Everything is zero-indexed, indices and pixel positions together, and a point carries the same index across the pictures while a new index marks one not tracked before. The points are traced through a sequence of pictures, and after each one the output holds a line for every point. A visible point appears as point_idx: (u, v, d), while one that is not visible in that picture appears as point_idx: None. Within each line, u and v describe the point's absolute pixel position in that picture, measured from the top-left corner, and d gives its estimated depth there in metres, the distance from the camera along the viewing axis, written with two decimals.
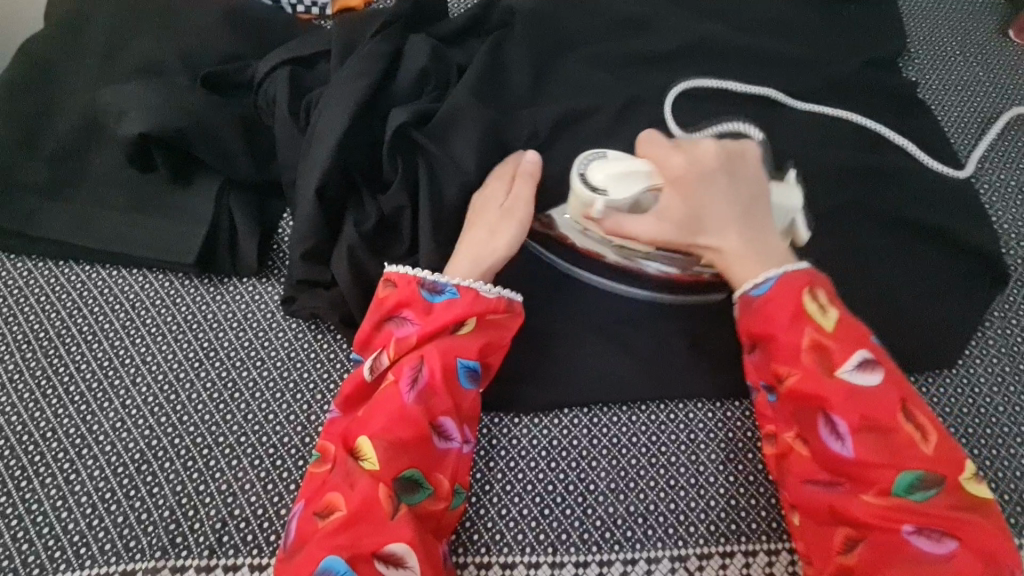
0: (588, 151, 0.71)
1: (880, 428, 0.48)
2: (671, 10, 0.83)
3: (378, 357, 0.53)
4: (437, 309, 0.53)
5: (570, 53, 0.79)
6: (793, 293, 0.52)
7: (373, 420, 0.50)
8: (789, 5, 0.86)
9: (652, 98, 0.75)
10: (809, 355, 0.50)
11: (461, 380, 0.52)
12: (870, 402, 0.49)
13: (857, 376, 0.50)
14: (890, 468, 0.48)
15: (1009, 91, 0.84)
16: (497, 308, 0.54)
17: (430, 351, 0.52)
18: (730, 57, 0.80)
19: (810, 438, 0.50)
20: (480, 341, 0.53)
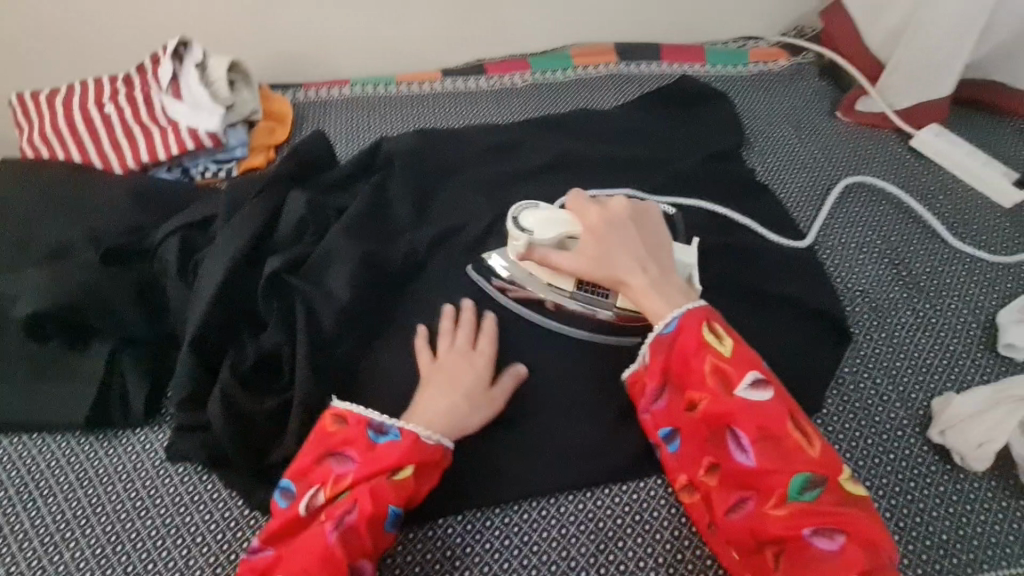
0: (461, 265, 0.80)
1: (774, 440, 0.57)
2: (535, 136, 0.98)
3: (313, 493, 0.57)
4: (379, 449, 0.58)
5: (447, 180, 0.90)
6: (689, 332, 0.61)
7: (303, 553, 0.54)
8: (638, 117, 1.00)
9: (519, 212, 0.86)
10: (711, 377, 0.59)
11: (388, 523, 0.56)
12: (765, 415, 0.57)
13: (750, 394, 0.58)
14: (786, 475, 0.56)
15: (840, 164, 0.96)
16: (432, 452, 0.59)
17: (364, 490, 0.56)
18: (589, 167, 0.93)
19: (724, 455, 0.58)
20: (411, 488, 0.57)
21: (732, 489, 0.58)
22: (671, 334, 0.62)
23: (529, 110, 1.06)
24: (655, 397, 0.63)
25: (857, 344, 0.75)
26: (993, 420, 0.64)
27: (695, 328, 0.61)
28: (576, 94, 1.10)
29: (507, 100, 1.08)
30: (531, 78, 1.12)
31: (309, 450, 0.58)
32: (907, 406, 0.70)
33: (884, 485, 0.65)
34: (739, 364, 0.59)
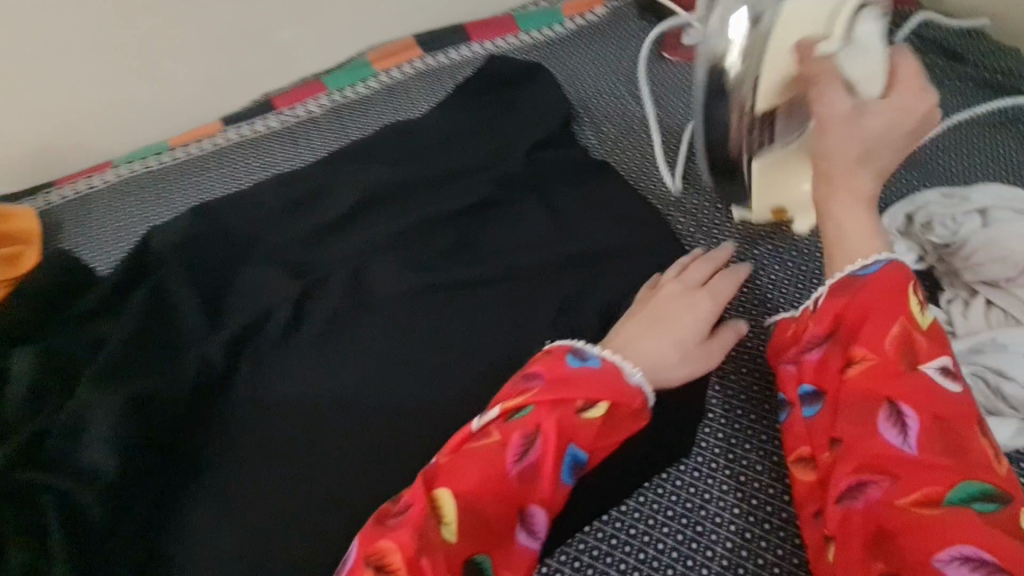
0: (272, 366, 0.67)
1: (950, 432, 0.44)
2: (338, 172, 0.83)
3: (523, 411, 0.52)
4: (573, 375, 0.54)
5: (241, 263, 0.75)
6: (896, 273, 0.50)
7: (476, 476, 0.50)
8: (452, 119, 0.88)
9: (332, 276, 0.73)
10: (894, 343, 0.48)
11: (566, 470, 0.53)
12: (944, 403, 0.45)
13: (937, 378, 0.46)
14: (953, 476, 0.43)
15: (680, 111, 0.86)
16: (631, 394, 0.55)
17: (549, 409, 0.52)
18: (406, 195, 0.80)
19: (868, 435, 0.46)
20: (594, 430, 0.53)
21: (849, 473, 0.46)
22: (866, 278, 0.51)
23: (333, 143, 0.91)
24: (813, 344, 0.53)
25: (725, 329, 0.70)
26: None
27: (903, 279, 0.49)
28: (383, 106, 0.95)
29: (305, 136, 0.92)
30: (328, 99, 0.96)
31: (517, 384, 0.55)
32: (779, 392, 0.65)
33: None
34: (936, 338, 0.48)
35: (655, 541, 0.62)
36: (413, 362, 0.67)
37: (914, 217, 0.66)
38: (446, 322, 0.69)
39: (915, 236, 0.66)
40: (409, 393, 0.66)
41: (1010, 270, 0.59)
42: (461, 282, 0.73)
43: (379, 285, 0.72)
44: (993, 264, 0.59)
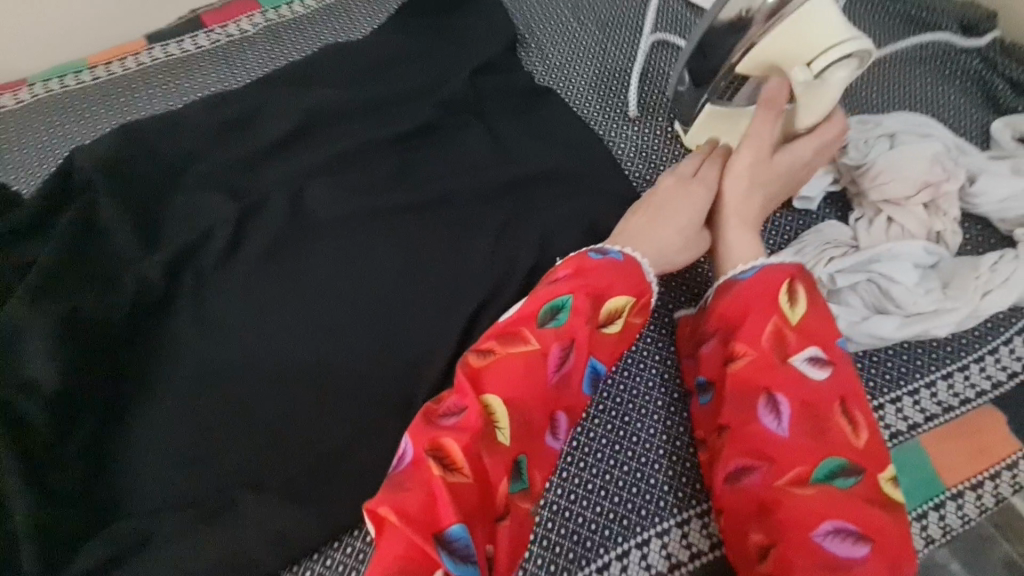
0: (213, 288, 0.67)
1: (815, 415, 0.52)
2: (275, 94, 0.80)
3: (556, 317, 0.55)
4: (614, 270, 0.59)
5: (175, 184, 0.73)
6: (768, 280, 0.58)
7: (510, 382, 0.52)
8: (395, 41, 0.85)
9: (273, 199, 0.72)
10: (769, 340, 0.55)
11: (587, 380, 0.57)
12: (813, 392, 0.53)
13: (807, 368, 0.54)
14: (820, 455, 0.50)
15: (627, 42, 0.87)
16: (646, 289, 0.61)
17: (583, 317, 0.56)
18: (348, 119, 0.79)
19: (752, 420, 0.53)
20: (613, 343, 0.59)
21: (736, 456, 0.53)
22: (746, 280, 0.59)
23: (269, 62, 0.87)
24: (706, 340, 0.61)
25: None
26: None
27: (778, 282, 0.57)
28: (323, 26, 0.91)
29: (239, 55, 0.87)
30: (262, 17, 0.91)
31: (552, 284, 0.58)
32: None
33: None
34: (804, 334, 0.55)
35: (602, 422, 0.66)
36: (358, 282, 0.68)
37: None
38: (390, 242, 0.70)
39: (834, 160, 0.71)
40: (354, 310, 0.67)
41: (908, 188, 0.65)
42: (406, 206, 0.72)
43: (323, 207, 0.72)
44: (893, 183, 0.65)
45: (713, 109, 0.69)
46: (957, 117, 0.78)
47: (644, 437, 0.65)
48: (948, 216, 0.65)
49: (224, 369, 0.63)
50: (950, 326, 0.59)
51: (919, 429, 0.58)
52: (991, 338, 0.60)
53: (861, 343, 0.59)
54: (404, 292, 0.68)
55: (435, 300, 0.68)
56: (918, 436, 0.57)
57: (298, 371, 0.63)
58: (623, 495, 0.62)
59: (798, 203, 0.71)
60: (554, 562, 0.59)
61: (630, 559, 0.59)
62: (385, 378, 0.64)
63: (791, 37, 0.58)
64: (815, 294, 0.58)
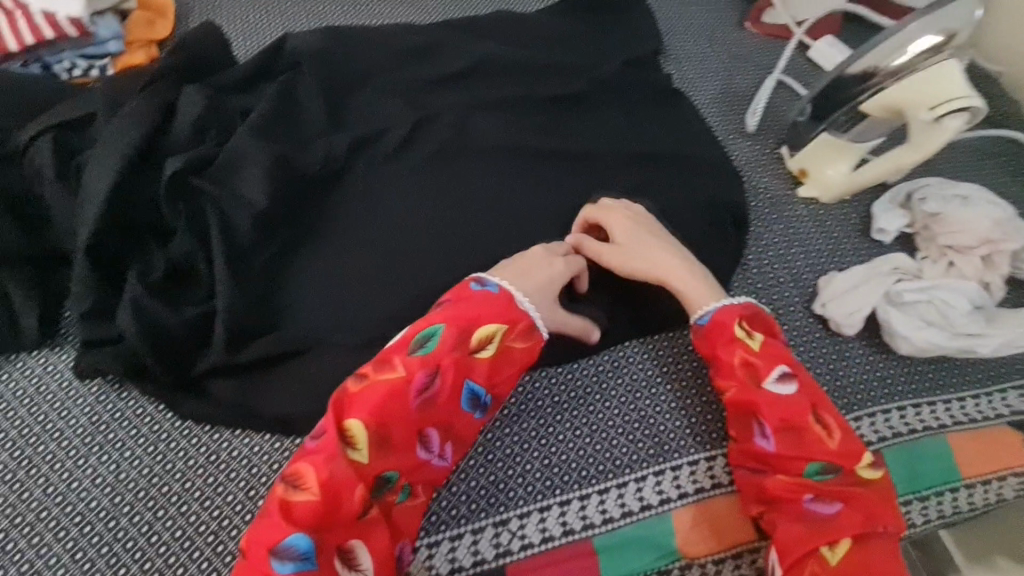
0: (382, 173, 0.79)
1: (792, 423, 0.59)
2: (454, 36, 0.93)
3: (427, 345, 0.58)
4: (473, 297, 0.61)
5: (362, 85, 0.85)
6: (721, 318, 0.64)
7: (368, 406, 0.54)
8: (559, 23, 0.99)
9: (443, 117, 0.84)
10: (740, 369, 0.62)
11: (463, 400, 0.59)
12: (785, 406, 0.59)
13: (778, 387, 0.60)
14: (802, 461, 0.58)
15: (751, 74, 1.01)
16: (520, 317, 0.61)
17: (449, 345, 0.58)
18: (511, 71, 0.91)
19: (747, 441, 0.61)
20: (484, 372, 0.59)
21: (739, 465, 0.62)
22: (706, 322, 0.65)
23: (448, 10, 1.00)
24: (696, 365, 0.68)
25: (759, 235, 0.83)
26: (863, 291, 0.74)
27: (730, 322, 0.63)
28: None
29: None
30: None
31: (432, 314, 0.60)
32: (801, 284, 0.79)
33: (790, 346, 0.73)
34: (768, 357, 0.61)
35: (693, 354, 0.72)
36: (501, 202, 0.80)
37: (913, 194, 0.84)
38: (532, 178, 0.82)
39: (911, 208, 0.84)
40: (494, 222, 0.78)
41: (972, 241, 0.77)
42: (551, 152, 0.84)
43: (481, 135, 0.84)
44: (961, 234, 0.78)
45: (826, 138, 0.81)
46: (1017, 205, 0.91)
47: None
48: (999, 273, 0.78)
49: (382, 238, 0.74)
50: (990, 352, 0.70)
51: (950, 427, 0.69)
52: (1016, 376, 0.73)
53: (916, 347, 0.71)
54: (536, 220, 0.80)
55: (560, 233, 0.80)
56: (948, 432, 0.68)
57: (441, 256, 0.74)
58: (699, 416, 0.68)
59: (880, 235, 0.83)
60: (639, 452, 0.66)
61: (681, 471, 0.65)
62: None
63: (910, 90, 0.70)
64: (767, 326, 0.64)
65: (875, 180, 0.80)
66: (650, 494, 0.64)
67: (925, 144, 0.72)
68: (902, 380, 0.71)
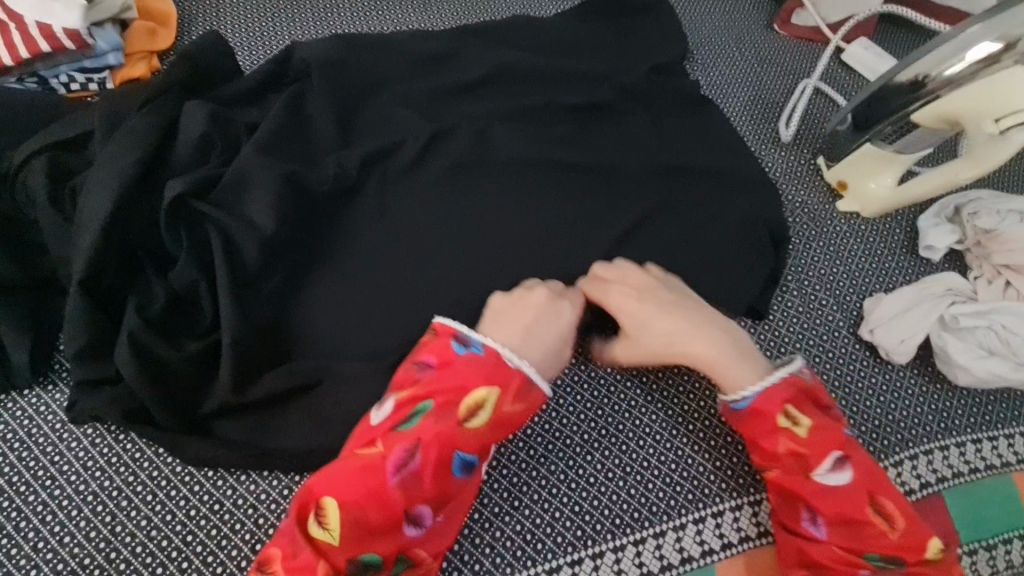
0: (397, 190, 0.74)
1: (846, 515, 0.56)
2: (469, 42, 0.89)
3: (412, 419, 0.55)
4: (459, 364, 0.57)
5: (374, 97, 0.81)
6: (768, 402, 0.58)
7: (350, 485, 0.52)
8: (578, 28, 0.94)
9: (460, 129, 0.79)
10: (788, 458, 0.58)
11: (455, 471, 0.55)
12: (839, 497, 0.56)
13: (830, 477, 0.57)
14: (859, 552, 0.55)
15: (782, 79, 0.96)
16: (512, 375, 0.57)
17: (433, 419, 0.54)
18: (529, 79, 0.87)
19: (794, 527, 0.58)
20: (473, 440, 0.55)
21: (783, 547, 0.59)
22: (746, 407, 0.59)
23: (462, 15, 0.95)
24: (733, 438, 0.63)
25: (798, 254, 0.79)
26: (914, 316, 0.68)
27: (772, 410, 0.58)
28: None
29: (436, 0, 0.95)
30: None
31: (417, 381, 0.56)
32: (845, 307, 0.74)
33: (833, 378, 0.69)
34: (819, 447, 0.57)
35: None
36: (523, 219, 0.75)
37: (962, 208, 0.78)
38: (554, 193, 0.77)
39: (960, 222, 0.78)
40: (516, 241, 0.74)
41: None
42: (574, 166, 0.80)
43: (500, 147, 0.79)
44: (1018, 252, 0.72)
45: (870, 149, 0.76)
46: None
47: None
48: None
49: (398, 260, 0.70)
50: None
51: (1011, 466, 0.63)
52: None
53: (974, 377, 0.65)
54: (560, 240, 0.75)
55: (585, 252, 0.75)
56: (1010, 471, 0.63)
57: (460, 280, 0.71)
58: (741, 457, 0.66)
59: (926, 252, 0.78)
60: (675, 498, 0.63)
61: (724, 518, 0.63)
62: None
63: (977, 95, 0.63)
64: (811, 408, 0.59)
65: (921, 196, 0.75)
66: (692, 545, 0.62)
67: (985, 159, 0.66)
68: (957, 413, 0.66)
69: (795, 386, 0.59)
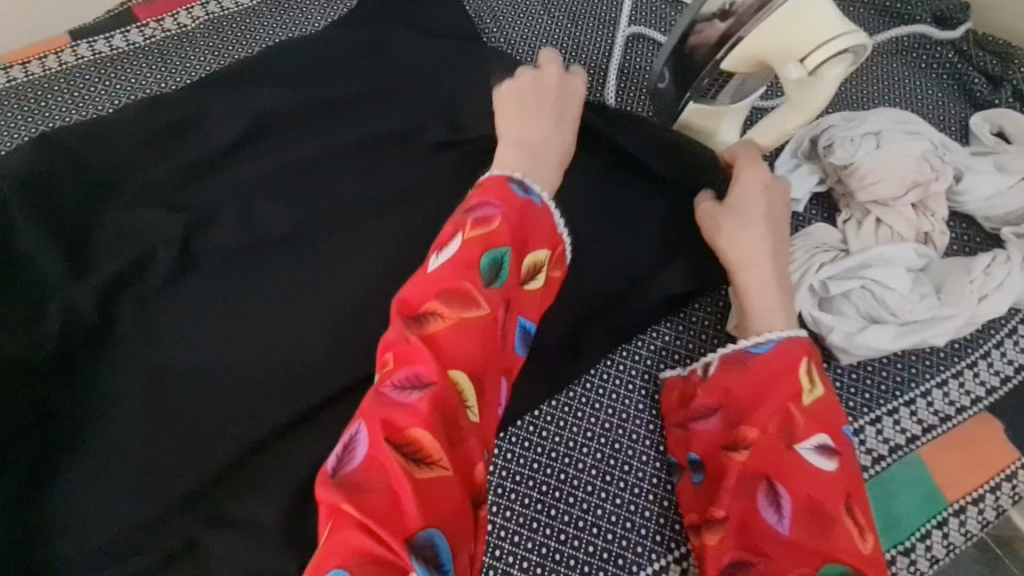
0: (155, 314, 0.59)
1: (820, 512, 0.46)
2: (219, 92, 0.72)
3: (499, 275, 0.51)
4: (530, 212, 0.54)
5: (109, 201, 0.65)
6: (784, 355, 0.52)
7: (466, 352, 0.47)
8: (352, 34, 0.77)
9: (224, 212, 0.65)
10: (777, 424, 0.50)
11: (521, 339, 0.53)
12: (817, 483, 0.47)
13: (813, 457, 0.49)
14: (817, 558, 0.44)
15: (601, 35, 0.82)
16: (560, 239, 0.56)
17: (518, 272, 0.51)
18: (302, 119, 0.71)
19: (752, 512, 0.48)
20: (540, 306, 0.55)
21: (728, 548, 0.48)
22: (760, 354, 0.53)
23: (214, 60, 0.79)
24: (702, 414, 0.54)
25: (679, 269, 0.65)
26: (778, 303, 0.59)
27: (795, 356, 0.52)
28: (272, 20, 0.83)
29: (177, 52, 0.79)
30: (202, 10, 0.82)
31: (487, 232, 0.51)
32: (690, 318, 0.65)
33: None
34: (813, 420, 0.50)
35: (592, 450, 0.59)
36: (321, 302, 0.61)
37: (819, 140, 0.67)
38: (355, 258, 0.64)
39: (818, 159, 0.68)
40: (319, 329, 0.60)
41: (896, 189, 0.62)
42: (373, 218, 0.66)
43: (277, 221, 0.65)
44: (883, 183, 0.62)
45: (695, 109, 0.64)
46: (935, 111, 0.77)
47: (634, 466, 0.58)
48: (937, 217, 0.63)
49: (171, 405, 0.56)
50: (948, 332, 0.56)
51: (918, 442, 0.55)
52: (983, 340, 0.59)
53: (858, 353, 0.56)
54: (374, 309, 0.62)
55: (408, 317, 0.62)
56: (918, 448, 0.55)
57: (254, 402, 0.56)
58: (613, 534, 0.55)
59: (786, 206, 0.67)
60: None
61: None
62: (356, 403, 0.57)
63: (775, 37, 0.52)
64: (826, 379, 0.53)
65: (762, 149, 0.63)
66: None
67: (810, 103, 0.54)
68: (851, 394, 0.57)
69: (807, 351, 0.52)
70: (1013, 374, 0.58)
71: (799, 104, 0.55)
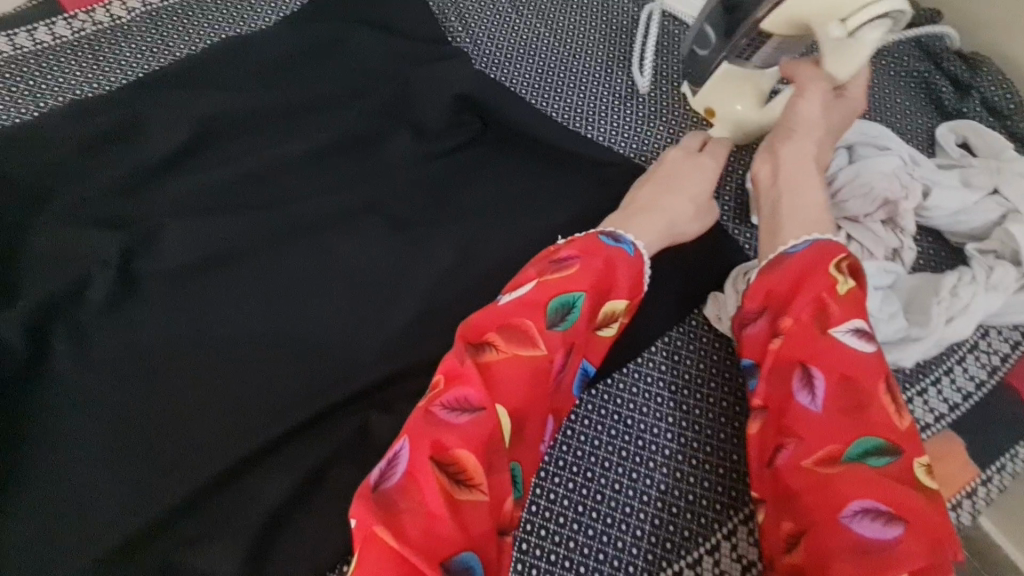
0: (89, 344, 0.54)
1: (856, 394, 0.44)
2: (159, 95, 0.66)
3: (567, 318, 0.50)
4: (612, 255, 0.54)
5: (33, 218, 0.59)
6: (820, 256, 0.50)
7: (520, 386, 0.46)
8: (306, 32, 0.72)
9: (165, 230, 0.60)
10: (808, 313, 0.47)
11: (577, 383, 0.53)
12: (852, 361, 0.45)
13: (851, 339, 0.46)
14: (853, 431, 0.43)
15: (573, 37, 0.79)
16: (640, 288, 0.56)
17: (584, 318, 0.51)
18: (251, 126, 0.66)
19: (784, 399, 0.46)
20: (602, 350, 0.55)
21: (768, 438, 0.47)
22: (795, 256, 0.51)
23: (150, 57, 0.72)
24: (748, 321, 0.52)
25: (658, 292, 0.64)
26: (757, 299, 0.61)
27: (817, 265, 0.49)
28: (216, 13, 0.76)
29: (110, 48, 0.72)
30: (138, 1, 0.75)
31: (560, 271, 0.51)
32: (667, 339, 0.63)
33: (712, 441, 0.58)
34: (849, 306, 0.47)
35: (564, 480, 0.56)
36: (275, 329, 0.57)
37: None
38: (312, 278, 0.60)
39: None
40: (274, 355, 0.56)
41: (865, 205, 0.62)
42: (331, 234, 0.62)
43: (224, 238, 0.60)
44: (854, 200, 0.63)
45: (729, 68, 0.66)
46: (902, 121, 0.77)
47: (607, 495, 0.56)
48: (907, 234, 0.63)
49: (110, 444, 0.51)
50: (914, 353, 0.57)
51: None
52: (945, 359, 0.60)
53: None
54: (333, 335, 0.58)
55: (371, 341, 0.58)
56: None
57: (206, 437, 0.52)
58: (587, 567, 0.53)
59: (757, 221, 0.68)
60: None
61: None
62: (317, 437, 0.54)
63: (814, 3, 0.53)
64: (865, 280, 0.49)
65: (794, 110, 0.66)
66: None
67: (847, 62, 0.57)
68: None
69: (841, 252, 0.50)
70: (974, 391, 0.60)
71: (835, 65, 0.58)
